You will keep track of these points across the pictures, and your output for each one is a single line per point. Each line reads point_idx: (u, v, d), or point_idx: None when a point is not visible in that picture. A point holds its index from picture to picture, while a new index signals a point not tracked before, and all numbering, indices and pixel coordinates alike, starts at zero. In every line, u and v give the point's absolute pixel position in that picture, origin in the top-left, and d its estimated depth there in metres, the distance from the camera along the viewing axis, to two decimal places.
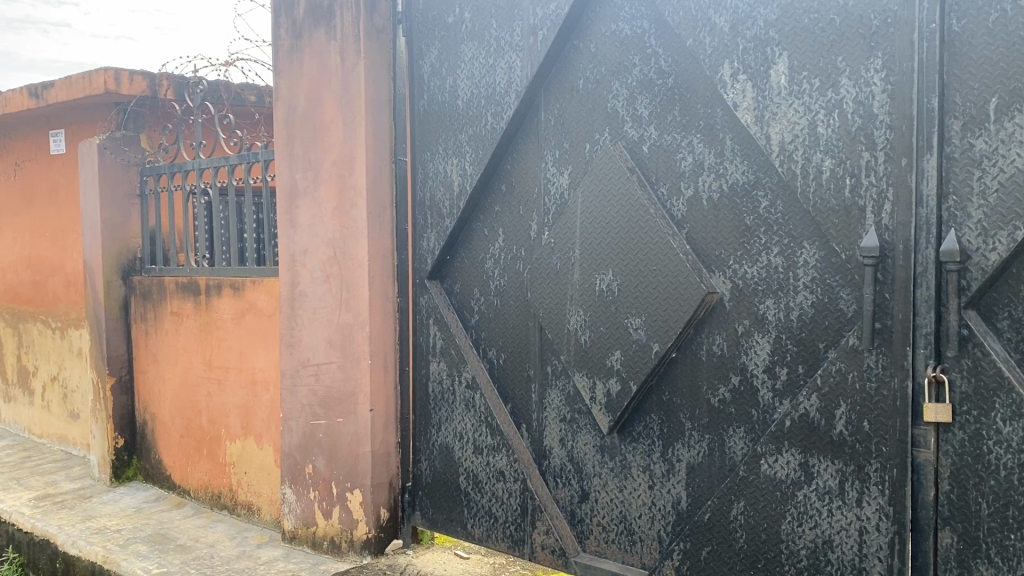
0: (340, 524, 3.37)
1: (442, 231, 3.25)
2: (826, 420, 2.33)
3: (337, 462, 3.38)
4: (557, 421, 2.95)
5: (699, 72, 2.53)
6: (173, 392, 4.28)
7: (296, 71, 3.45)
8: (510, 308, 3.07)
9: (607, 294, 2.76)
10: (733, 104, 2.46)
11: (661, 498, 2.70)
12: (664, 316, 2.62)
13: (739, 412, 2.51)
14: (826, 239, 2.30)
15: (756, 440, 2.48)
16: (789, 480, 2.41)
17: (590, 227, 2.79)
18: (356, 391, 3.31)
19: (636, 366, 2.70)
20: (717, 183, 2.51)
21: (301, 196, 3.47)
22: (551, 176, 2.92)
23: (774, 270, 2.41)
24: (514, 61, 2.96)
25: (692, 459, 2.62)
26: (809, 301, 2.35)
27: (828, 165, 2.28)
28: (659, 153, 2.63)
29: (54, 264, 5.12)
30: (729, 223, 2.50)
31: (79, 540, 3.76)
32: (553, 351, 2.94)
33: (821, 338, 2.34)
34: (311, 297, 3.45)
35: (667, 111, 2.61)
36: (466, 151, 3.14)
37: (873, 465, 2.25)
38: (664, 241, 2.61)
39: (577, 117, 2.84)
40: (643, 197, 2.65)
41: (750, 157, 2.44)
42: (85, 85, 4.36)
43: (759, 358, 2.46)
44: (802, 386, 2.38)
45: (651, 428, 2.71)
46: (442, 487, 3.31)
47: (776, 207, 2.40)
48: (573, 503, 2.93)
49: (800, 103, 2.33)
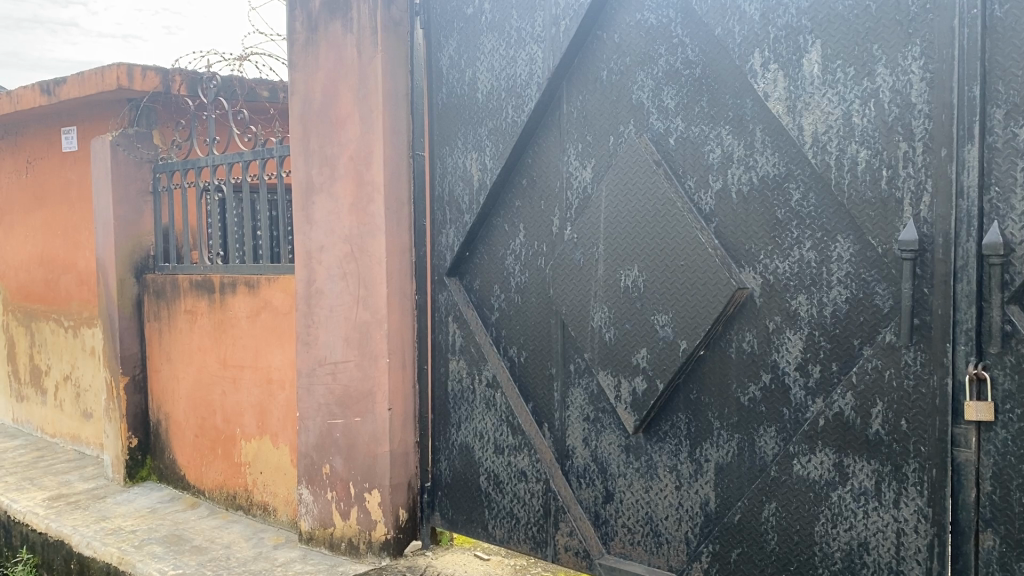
0: (359, 525, 3.32)
1: (461, 226, 3.19)
2: (862, 419, 2.26)
3: (355, 463, 3.33)
4: (580, 420, 2.89)
5: (728, 62, 2.46)
6: (187, 391, 4.24)
7: (311, 65, 3.40)
8: (531, 305, 3.01)
9: (632, 290, 2.69)
10: (764, 94, 2.39)
11: (689, 499, 2.63)
12: (692, 312, 2.56)
13: (770, 411, 2.45)
14: (861, 232, 2.24)
15: (788, 440, 2.41)
16: (823, 480, 2.34)
17: (614, 222, 2.73)
18: (374, 390, 3.26)
19: (663, 364, 2.64)
20: (747, 176, 2.44)
21: (318, 192, 3.41)
22: (573, 169, 2.85)
23: (807, 265, 2.35)
24: (536, 52, 2.90)
25: (721, 460, 2.56)
26: (843, 296, 2.28)
27: (863, 157, 2.21)
28: (686, 145, 2.57)
29: (66, 262, 5.08)
30: (760, 217, 2.43)
31: (94, 541, 3.72)
32: (576, 349, 2.88)
33: (856, 334, 2.27)
34: (328, 294, 3.39)
35: (694, 102, 2.54)
36: (486, 145, 3.08)
37: (911, 465, 2.18)
38: (692, 236, 2.54)
39: (600, 109, 2.77)
40: (670, 190, 2.58)
41: (782, 148, 2.37)
42: (97, 80, 4.32)
43: (791, 355, 2.39)
44: (836, 384, 2.31)
45: (678, 427, 2.65)
46: (463, 487, 3.26)
47: (809, 199, 2.33)
48: (597, 503, 2.87)
49: (834, 93, 2.26)
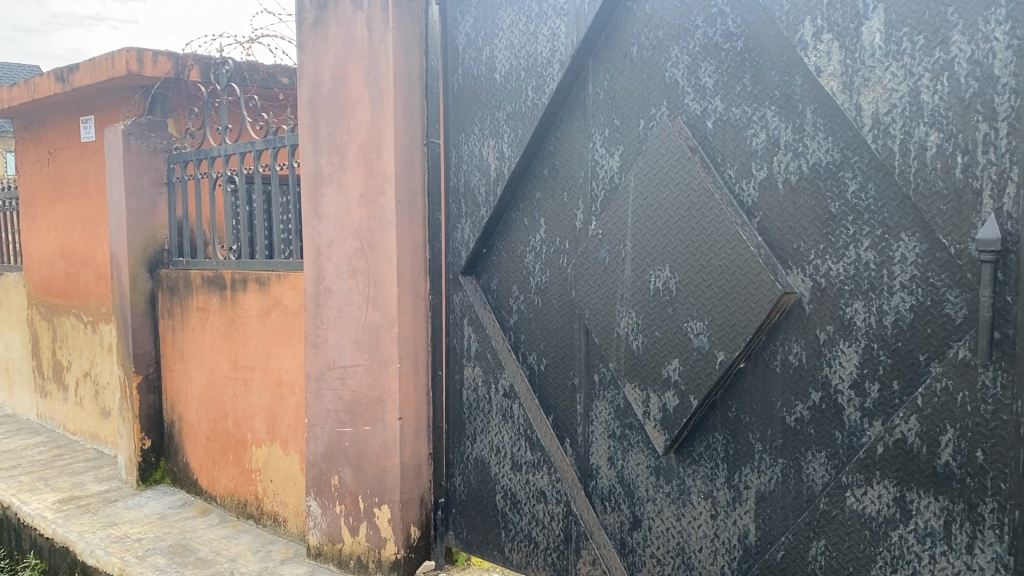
0: (368, 542, 3.08)
1: (477, 221, 2.93)
2: (928, 449, 1.93)
3: (364, 475, 3.08)
4: (605, 438, 2.60)
5: (774, 33, 2.14)
6: (200, 392, 4.05)
7: (320, 45, 3.14)
8: (553, 309, 2.73)
9: (662, 293, 2.39)
10: (816, 69, 2.07)
11: (726, 530, 2.33)
12: (731, 319, 2.24)
13: (819, 434, 2.13)
14: (929, 229, 1.90)
15: (840, 468, 2.09)
16: (881, 517, 2.02)
17: (643, 216, 2.42)
18: (384, 397, 3.01)
19: (697, 378, 2.33)
20: (795, 164, 2.12)
21: (327, 183, 3.17)
22: (599, 157, 2.56)
23: (864, 267, 2.02)
24: (558, 26, 2.60)
25: (762, 487, 2.25)
26: (907, 304, 1.95)
27: (934, 140, 1.88)
28: (726, 128, 2.26)
29: (86, 256, 4.95)
30: (810, 211, 2.11)
31: (98, 549, 3.54)
32: (600, 358, 2.59)
33: (922, 348, 1.94)
34: (336, 294, 3.15)
35: (735, 80, 2.23)
36: (504, 131, 2.81)
37: (988, 505, 1.85)
38: (732, 232, 2.23)
39: (629, 90, 2.47)
40: (707, 180, 2.28)
41: (836, 132, 2.05)
42: (108, 66, 4.15)
43: (845, 371, 2.07)
44: (898, 406, 1.98)
45: (714, 449, 2.34)
46: (479, 506, 3.00)
47: (867, 191, 2.00)
48: (623, 530, 2.57)
49: (898, 66, 1.93)
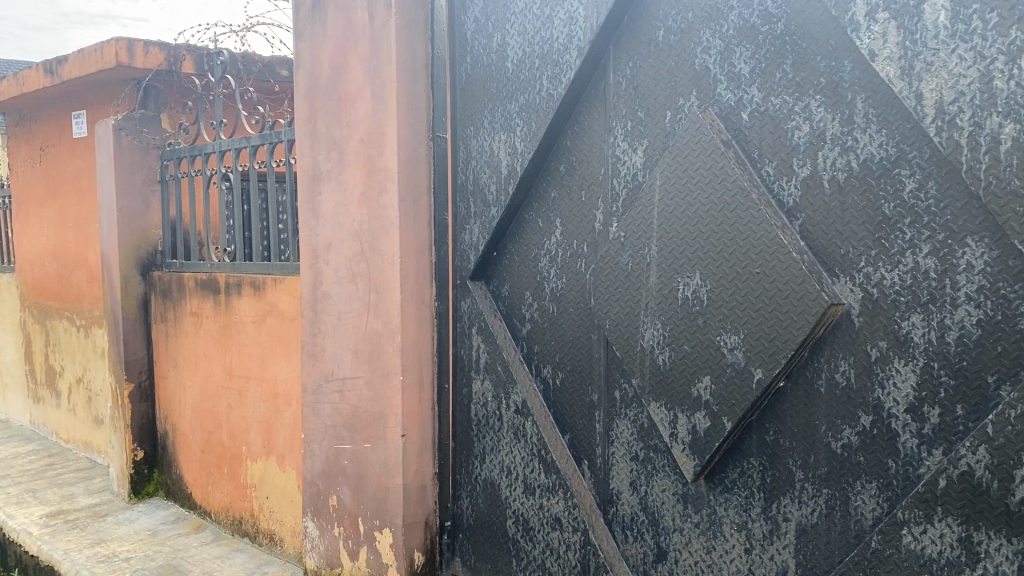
0: (368, 568, 2.86)
1: (487, 222, 2.71)
2: (999, 484, 1.67)
3: (364, 496, 2.86)
4: (627, 460, 2.37)
5: (820, 13, 1.90)
6: (194, 402, 3.84)
7: (319, 32, 2.92)
8: (569, 318, 2.50)
9: (692, 303, 2.16)
10: (869, 53, 1.82)
11: (762, 567, 2.10)
12: (771, 333, 2.01)
13: (870, 463, 1.89)
14: (1001, 234, 1.66)
15: (894, 502, 1.85)
16: (943, 560, 1.77)
17: (671, 218, 2.19)
18: (386, 412, 2.78)
19: (731, 398, 2.09)
20: (844, 160, 1.89)
21: (325, 181, 2.95)
22: (620, 153, 2.33)
23: (923, 276, 1.78)
24: (576, 9, 2.38)
25: (804, 520, 2.01)
26: (973, 319, 1.71)
27: (1010, 132, 1.63)
28: (764, 121, 2.03)
29: (78, 257, 4.76)
30: (861, 213, 1.87)
31: (84, 569, 3.33)
32: (622, 373, 2.36)
33: (992, 369, 1.69)
34: (335, 301, 2.93)
35: (775, 67, 2.00)
36: (517, 124, 2.59)
37: None
38: (771, 236, 1.99)
39: (655, 79, 2.24)
40: (742, 178, 2.04)
41: (891, 123, 1.80)
42: (98, 57, 3.96)
43: (900, 394, 1.83)
44: (963, 435, 1.73)
45: (750, 476, 2.11)
46: (489, 530, 2.79)
47: (927, 190, 1.76)
48: (646, 562, 2.34)
49: (966, 48, 1.68)
